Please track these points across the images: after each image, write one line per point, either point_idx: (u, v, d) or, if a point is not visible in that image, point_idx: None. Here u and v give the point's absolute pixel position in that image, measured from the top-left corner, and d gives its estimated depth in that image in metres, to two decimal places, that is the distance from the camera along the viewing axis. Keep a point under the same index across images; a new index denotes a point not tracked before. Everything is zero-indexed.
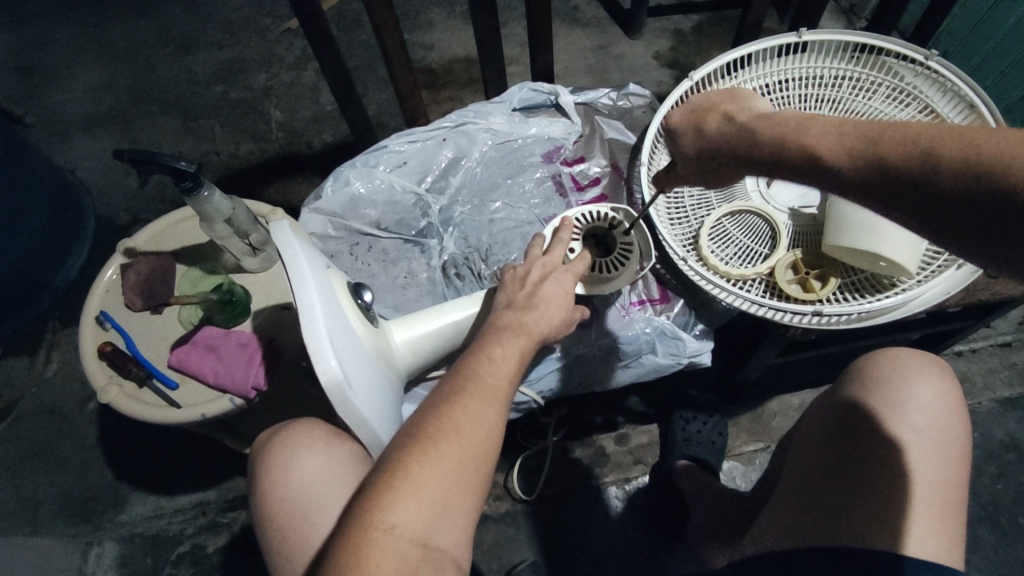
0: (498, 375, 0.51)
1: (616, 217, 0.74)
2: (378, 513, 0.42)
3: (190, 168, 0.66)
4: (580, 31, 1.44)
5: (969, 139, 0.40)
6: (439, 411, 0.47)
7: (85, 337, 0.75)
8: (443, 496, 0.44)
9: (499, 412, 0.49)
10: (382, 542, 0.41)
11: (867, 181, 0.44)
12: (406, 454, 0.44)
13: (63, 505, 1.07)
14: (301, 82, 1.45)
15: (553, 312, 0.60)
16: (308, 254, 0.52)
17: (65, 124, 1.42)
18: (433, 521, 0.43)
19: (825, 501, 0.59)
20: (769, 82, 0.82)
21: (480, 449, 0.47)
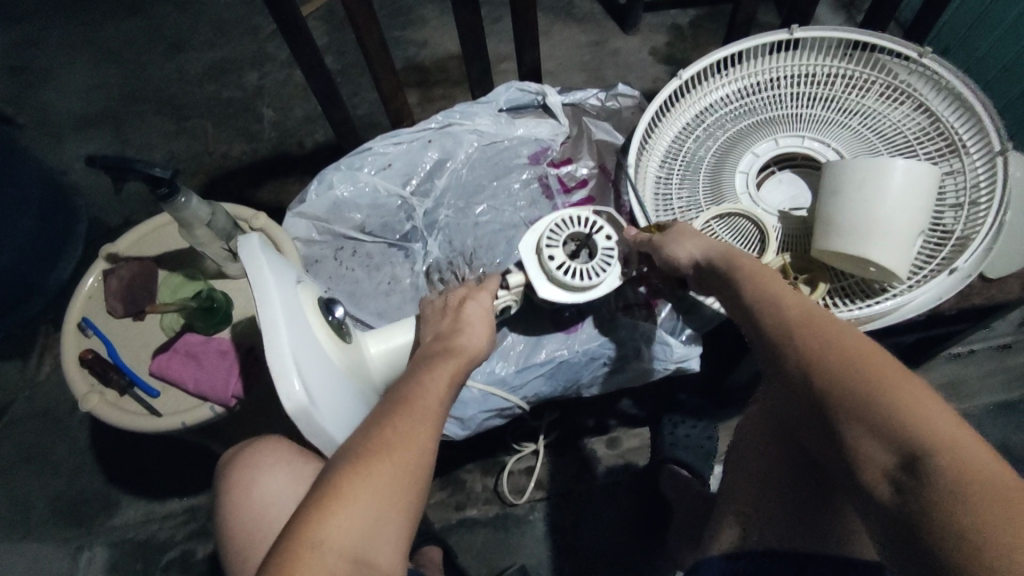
0: (431, 397, 0.51)
1: (597, 221, 0.67)
2: (307, 530, 0.40)
3: (165, 175, 0.65)
4: (575, 27, 1.42)
5: (900, 415, 0.43)
6: (371, 431, 0.46)
7: (67, 344, 0.75)
8: (377, 511, 0.43)
9: (431, 431, 0.48)
10: (310, 557, 0.39)
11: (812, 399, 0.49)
12: (337, 473, 0.43)
13: (54, 509, 1.07)
14: (293, 81, 1.44)
15: (482, 331, 0.61)
16: (277, 270, 0.51)
17: (57, 125, 1.42)
18: (363, 536, 0.42)
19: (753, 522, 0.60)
20: (761, 80, 0.79)
21: (415, 466, 0.46)
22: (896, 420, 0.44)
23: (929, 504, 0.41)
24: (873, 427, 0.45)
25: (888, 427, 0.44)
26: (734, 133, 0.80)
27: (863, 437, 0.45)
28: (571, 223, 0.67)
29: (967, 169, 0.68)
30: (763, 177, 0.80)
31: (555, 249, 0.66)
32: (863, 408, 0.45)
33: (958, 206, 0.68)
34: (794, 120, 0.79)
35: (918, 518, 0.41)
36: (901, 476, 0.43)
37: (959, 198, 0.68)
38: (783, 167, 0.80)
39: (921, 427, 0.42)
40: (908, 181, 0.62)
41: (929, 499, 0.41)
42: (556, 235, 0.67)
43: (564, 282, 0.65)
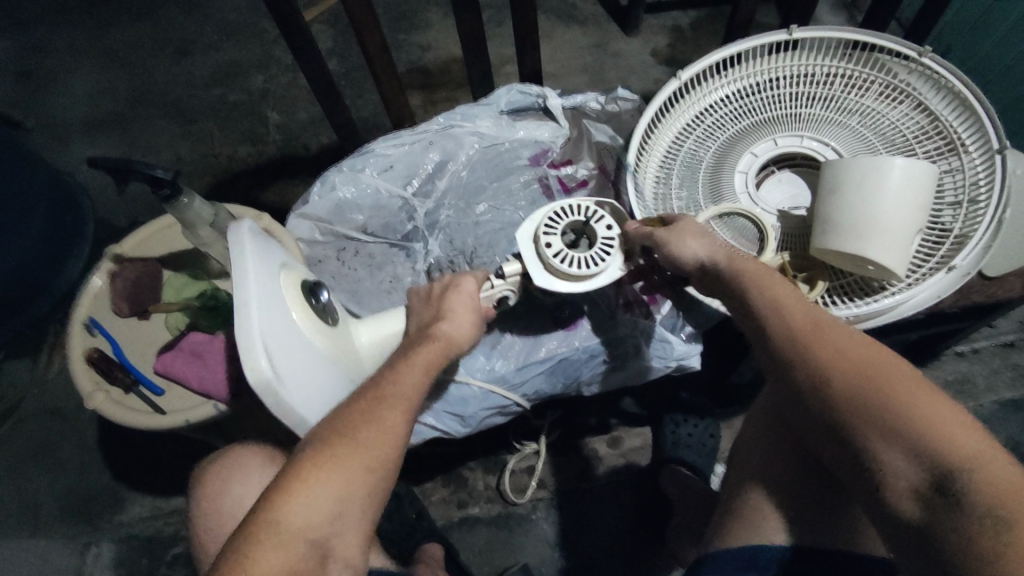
0: (405, 388, 0.53)
1: (596, 209, 0.65)
2: (268, 512, 0.45)
3: (166, 175, 0.66)
4: (578, 29, 1.43)
5: (931, 429, 0.45)
6: (337, 421, 0.50)
7: (72, 342, 0.76)
8: (339, 500, 0.47)
9: (401, 422, 0.52)
10: (269, 538, 0.44)
11: (834, 410, 0.49)
12: (300, 461, 0.48)
13: (61, 507, 1.09)
14: (298, 84, 1.46)
15: (467, 322, 0.61)
16: (260, 254, 0.52)
17: (66, 128, 1.44)
18: (321, 519, 0.46)
19: (767, 516, 0.58)
20: (760, 81, 0.80)
21: (380, 460, 0.50)
22: (927, 434, 0.45)
23: (962, 520, 0.42)
24: (899, 442, 0.46)
25: (922, 443, 0.45)
26: (734, 133, 0.80)
27: (895, 457, 0.46)
28: (570, 212, 0.65)
29: (966, 168, 0.68)
30: (762, 176, 0.80)
31: (553, 240, 0.63)
32: (897, 423, 0.46)
33: (957, 204, 0.68)
34: (793, 120, 0.79)
35: (951, 532, 0.43)
36: (930, 494, 0.44)
37: (958, 197, 0.68)
38: (782, 166, 0.80)
39: (954, 442, 0.44)
40: (904, 179, 0.62)
41: (965, 517, 0.42)
42: (552, 225, 0.64)
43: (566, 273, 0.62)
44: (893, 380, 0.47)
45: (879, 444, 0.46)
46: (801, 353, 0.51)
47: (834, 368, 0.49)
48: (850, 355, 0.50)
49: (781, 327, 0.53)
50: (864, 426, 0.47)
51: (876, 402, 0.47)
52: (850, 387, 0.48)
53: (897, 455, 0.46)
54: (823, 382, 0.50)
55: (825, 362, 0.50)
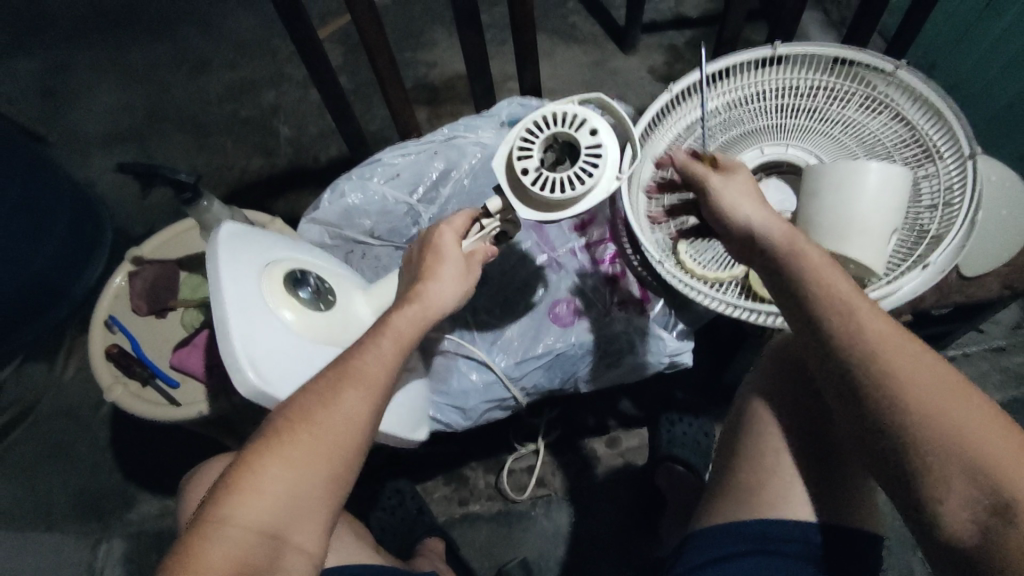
0: (365, 376, 0.55)
1: (573, 116, 0.58)
2: (217, 509, 0.48)
3: (189, 179, 0.71)
4: (577, 47, 1.49)
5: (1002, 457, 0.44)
6: (290, 417, 0.52)
7: (93, 339, 0.79)
8: (290, 491, 0.50)
9: (355, 412, 0.54)
10: (219, 533, 0.48)
11: (901, 417, 0.46)
12: (250, 459, 0.51)
13: (74, 505, 1.12)
14: (308, 99, 1.52)
15: (455, 284, 0.61)
16: (234, 265, 0.61)
17: (86, 142, 1.50)
18: (274, 512, 0.50)
19: (771, 496, 0.60)
20: (747, 94, 0.84)
21: (332, 449, 0.52)
22: (999, 463, 0.44)
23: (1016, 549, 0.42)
24: (967, 465, 0.44)
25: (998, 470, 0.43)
26: (723, 142, 0.85)
27: (959, 478, 0.44)
28: (548, 124, 0.59)
29: (942, 174, 0.72)
30: (751, 183, 0.84)
31: (527, 160, 0.58)
32: (973, 446, 0.44)
33: (935, 206, 0.72)
34: (779, 130, 0.84)
35: (1002, 559, 0.43)
36: (992, 521, 0.43)
37: (934, 200, 0.72)
38: (769, 174, 0.85)
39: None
40: (881, 181, 0.66)
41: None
42: (528, 143, 0.59)
43: (538, 194, 0.57)
44: (968, 402, 0.46)
45: (947, 461, 0.45)
46: (874, 352, 0.48)
47: (909, 375, 0.47)
48: (930, 367, 0.47)
49: (848, 323, 0.49)
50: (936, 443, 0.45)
51: (952, 422, 0.45)
52: (928, 399, 0.46)
53: (963, 475, 0.44)
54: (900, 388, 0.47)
55: (901, 369, 0.47)
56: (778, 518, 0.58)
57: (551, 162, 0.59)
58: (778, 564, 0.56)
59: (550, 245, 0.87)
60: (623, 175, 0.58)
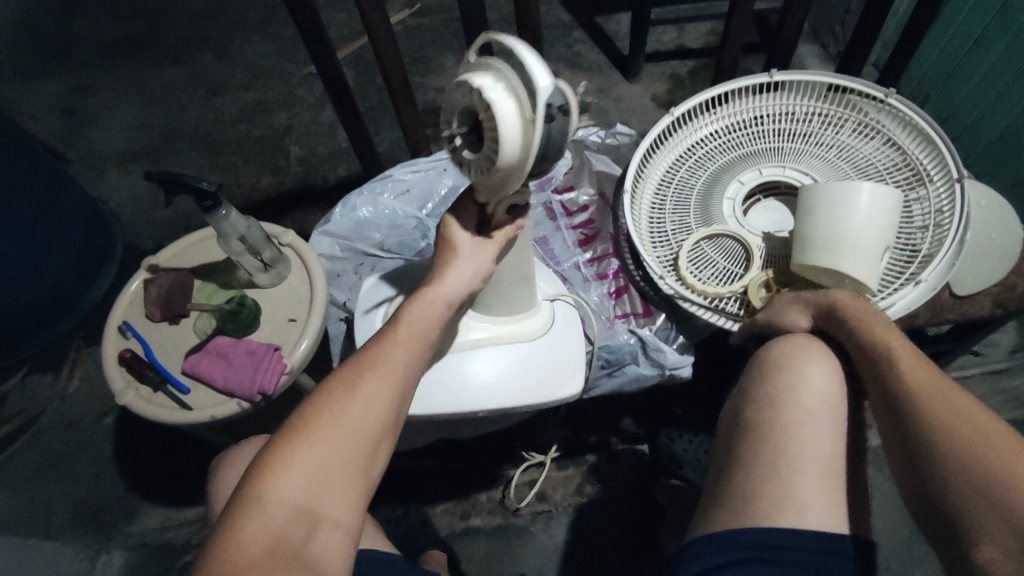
0: (393, 357, 0.57)
1: (470, 83, 0.47)
2: (256, 489, 0.50)
3: (210, 188, 0.75)
4: (581, 75, 1.54)
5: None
6: (321, 399, 0.54)
7: (107, 343, 0.82)
8: (321, 471, 0.52)
9: (386, 391, 0.55)
10: (262, 510, 0.49)
11: (934, 452, 0.53)
12: (283, 441, 0.52)
13: (72, 517, 1.12)
14: (320, 120, 1.56)
15: (464, 278, 0.64)
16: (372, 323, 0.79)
17: (101, 159, 1.54)
18: (310, 489, 0.51)
19: (768, 501, 0.58)
20: (745, 118, 0.88)
21: (358, 431, 0.53)
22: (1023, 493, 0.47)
23: None
24: (992, 492, 0.48)
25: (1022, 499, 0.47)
26: (722, 163, 0.88)
27: (986, 507, 0.49)
28: (456, 95, 0.49)
29: (932, 197, 0.75)
30: (749, 204, 0.87)
31: (455, 142, 0.51)
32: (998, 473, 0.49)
33: (926, 228, 0.75)
34: (777, 153, 0.87)
35: None
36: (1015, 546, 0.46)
37: (925, 221, 0.75)
38: (767, 195, 0.87)
39: None
40: (874, 201, 0.69)
41: None
42: (451, 118, 0.51)
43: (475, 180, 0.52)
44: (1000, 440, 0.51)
45: (974, 491, 0.50)
46: (912, 397, 0.56)
47: (942, 415, 0.54)
48: (962, 410, 0.53)
49: (891, 371, 0.59)
50: (965, 473, 0.51)
51: (980, 454, 0.50)
52: (960, 433, 0.52)
53: (992, 505, 0.48)
54: (935, 426, 0.54)
55: (933, 410, 0.54)
56: (772, 525, 0.56)
57: (467, 143, 0.50)
58: (782, 574, 0.53)
59: (554, 260, 0.90)
60: (550, 123, 0.46)
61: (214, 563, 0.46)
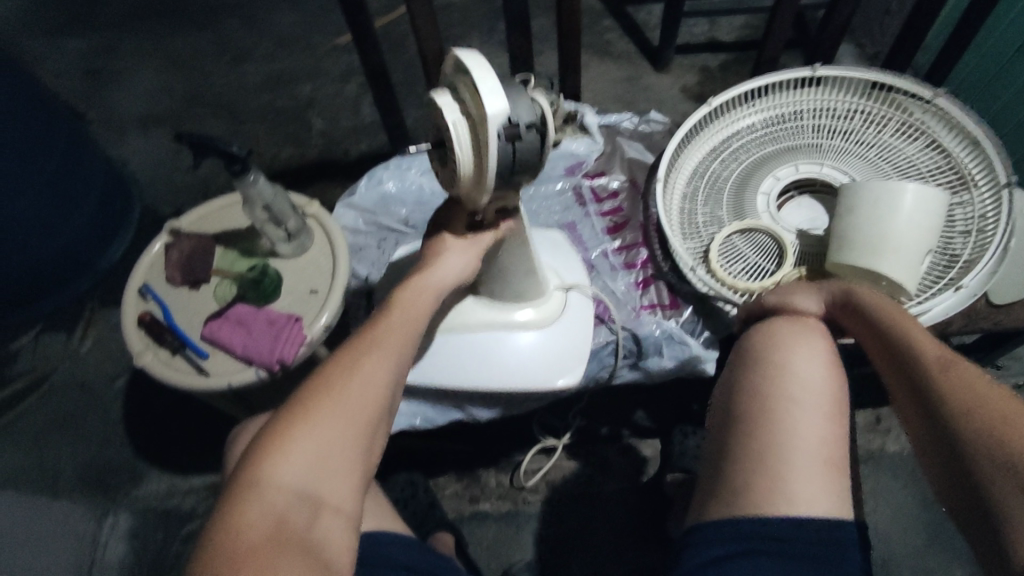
0: (396, 336, 0.57)
1: (443, 104, 0.49)
2: (259, 474, 0.49)
3: (239, 151, 0.74)
4: (611, 63, 1.52)
5: None
6: (324, 381, 0.54)
7: (127, 305, 0.82)
8: (322, 453, 0.51)
9: (388, 372, 0.55)
10: (267, 496, 0.48)
11: (963, 447, 0.50)
12: (286, 424, 0.51)
13: (80, 477, 1.12)
14: (343, 94, 1.54)
15: (463, 258, 0.63)
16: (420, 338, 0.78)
17: (123, 121, 1.53)
18: (312, 473, 0.50)
19: (761, 493, 0.55)
20: (785, 112, 0.86)
21: (360, 412, 0.53)
22: None
23: None
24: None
25: None
26: (758, 158, 0.86)
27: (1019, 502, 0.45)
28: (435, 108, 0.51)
29: (976, 203, 0.74)
30: (783, 200, 0.85)
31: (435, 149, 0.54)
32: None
33: (966, 232, 0.74)
34: (816, 149, 0.85)
35: None
36: None
37: (967, 226, 0.74)
38: (802, 192, 0.85)
39: None
40: (917, 201, 0.67)
41: None
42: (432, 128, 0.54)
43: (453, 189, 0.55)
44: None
45: (1008, 487, 0.46)
46: (941, 389, 0.53)
47: (973, 407, 0.50)
48: (995, 405, 0.50)
49: (915, 362, 0.56)
50: (1000, 469, 0.47)
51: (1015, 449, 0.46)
52: (996, 426, 0.48)
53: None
54: (964, 419, 0.50)
55: (964, 403, 0.51)
56: (766, 517, 0.54)
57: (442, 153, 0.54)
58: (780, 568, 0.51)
59: (584, 251, 0.89)
60: (517, 147, 0.48)
61: (214, 545, 0.45)
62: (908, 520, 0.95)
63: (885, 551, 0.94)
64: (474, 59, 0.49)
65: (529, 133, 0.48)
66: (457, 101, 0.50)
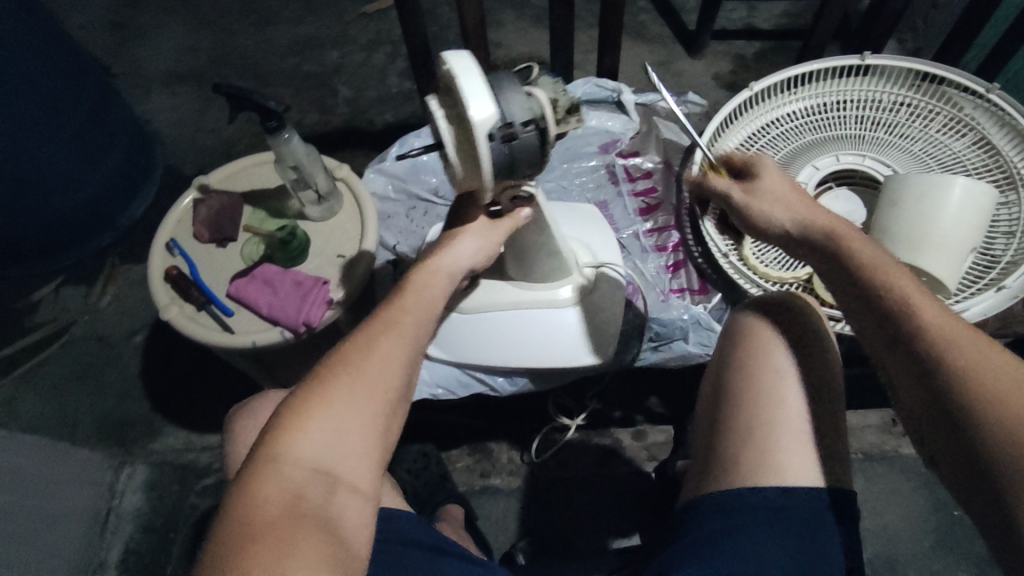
0: (417, 324, 0.57)
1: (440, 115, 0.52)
2: (277, 449, 0.48)
3: (276, 107, 0.75)
4: (643, 46, 1.49)
5: None
6: (345, 362, 0.53)
7: (154, 259, 0.82)
8: (337, 428, 0.50)
9: (407, 356, 0.55)
10: (283, 471, 0.47)
11: (968, 421, 0.45)
12: (306, 400, 0.50)
13: (97, 428, 1.13)
14: (370, 63, 1.52)
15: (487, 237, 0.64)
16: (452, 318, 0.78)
17: (149, 78, 1.52)
18: (331, 450, 0.49)
19: (752, 468, 0.57)
20: (828, 101, 0.84)
21: (380, 395, 0.52)
22: None
23: None
24: None
25: None
26: (798, 146, 0.84)
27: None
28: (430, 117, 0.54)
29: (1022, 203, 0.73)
30: (821, 190, 0.83)
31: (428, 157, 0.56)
32: None
33: (1010, 235, 0.72)
34: (858, 141, 0.83)
35: None
36: None
37: (1012, 228, 0.72)
38: (841, 183, 0.83)
39: None
40: (968, 197, 0.65)
41: None
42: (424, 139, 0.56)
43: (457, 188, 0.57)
44: None
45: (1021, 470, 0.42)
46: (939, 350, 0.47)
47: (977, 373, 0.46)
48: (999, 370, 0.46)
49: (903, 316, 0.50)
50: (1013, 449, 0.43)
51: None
52: (1001, 399, 0.44)
53: None
54: (965, 388, 0.46)
55: (964, 366, 0.46)
56: (759, 488, 0.56)
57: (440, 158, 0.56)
58: (770, 537, 0.54)
59: (614, 227, 0.88)
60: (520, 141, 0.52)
61: (231, 524, 0.44)
62: (919, 521, 0.94)
63: (893, 552, 0.93)
64: (458, 60, 0.50)
65: (526, 130, 0.51)
66: (449, 108, 0.52)
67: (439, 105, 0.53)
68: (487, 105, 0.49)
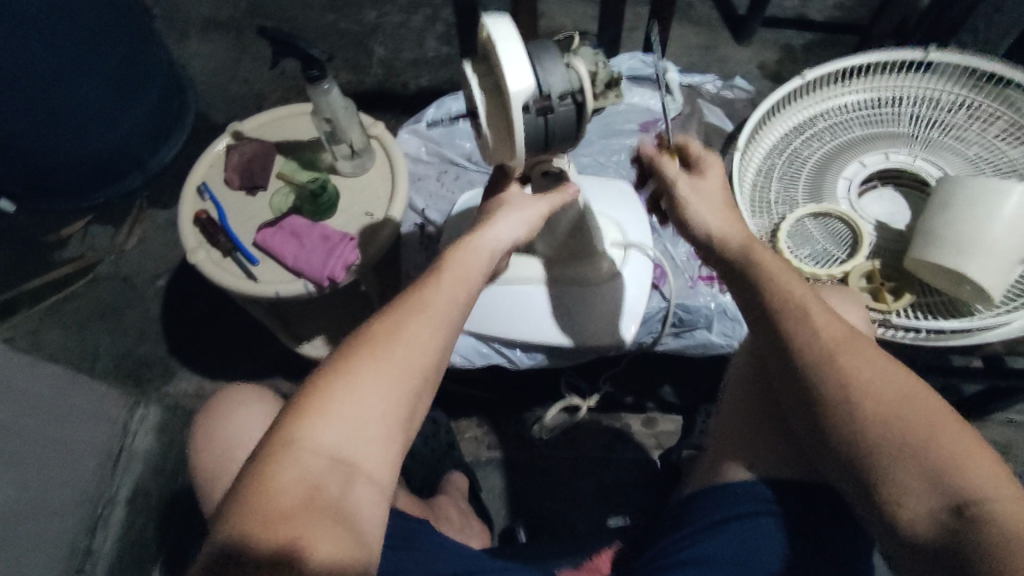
0: (447, 303, 0.53)
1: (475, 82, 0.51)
2: (293, 432, 0.45)
3: (320, 55, 0.75)
4: (689, 27, 1.45)
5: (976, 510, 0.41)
6: (372, 342, 0.49)
7: (184, 202, 0.82)
8: (357, 415, 0.47)
9: (437, 336, 0.52)
10: (298, 457, 0.44)
11: (858, 451, 0.46)
12: (329, 380, 0.47)
13: (115, 366, 1.15)
14: (409, 25, 1.50)
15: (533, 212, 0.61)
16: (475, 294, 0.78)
17: (186, 22, 1.51)
18: (351, 437, 0.46)
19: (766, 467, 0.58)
20: (883, 96, 0.81)
21: (406, 378, 0.49)
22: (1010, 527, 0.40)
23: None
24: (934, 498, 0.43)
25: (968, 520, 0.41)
26: (846, 141, 0.81)
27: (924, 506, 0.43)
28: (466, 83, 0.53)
29: None
30: (865, 189, 0.81)
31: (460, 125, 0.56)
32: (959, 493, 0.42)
33: None
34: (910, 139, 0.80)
35: None
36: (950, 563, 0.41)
37: None
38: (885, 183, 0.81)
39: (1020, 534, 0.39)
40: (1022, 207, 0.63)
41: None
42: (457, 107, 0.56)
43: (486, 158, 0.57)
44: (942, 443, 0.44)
45: (918, 501, 0.43)
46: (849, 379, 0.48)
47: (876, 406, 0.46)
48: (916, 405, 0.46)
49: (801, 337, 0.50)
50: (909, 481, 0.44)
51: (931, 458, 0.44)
52: (918, 434, 0.45)
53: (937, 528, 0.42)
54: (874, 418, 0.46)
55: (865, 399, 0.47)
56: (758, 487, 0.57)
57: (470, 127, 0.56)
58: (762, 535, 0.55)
59: None
60: (553, 115, 0.50)
61: (243, 505, 0.42)
62: None
63: None
64: (498, 27, 0.49)
65: (562, 104, 0.50)
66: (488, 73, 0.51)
67: (474, 73, 0.52)
68: (524, 74, 0.47)
